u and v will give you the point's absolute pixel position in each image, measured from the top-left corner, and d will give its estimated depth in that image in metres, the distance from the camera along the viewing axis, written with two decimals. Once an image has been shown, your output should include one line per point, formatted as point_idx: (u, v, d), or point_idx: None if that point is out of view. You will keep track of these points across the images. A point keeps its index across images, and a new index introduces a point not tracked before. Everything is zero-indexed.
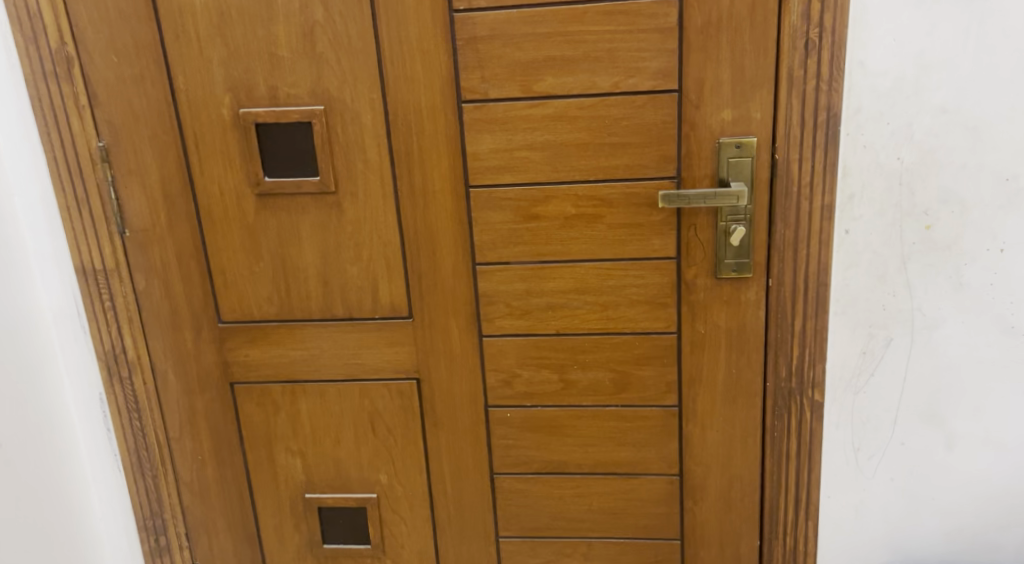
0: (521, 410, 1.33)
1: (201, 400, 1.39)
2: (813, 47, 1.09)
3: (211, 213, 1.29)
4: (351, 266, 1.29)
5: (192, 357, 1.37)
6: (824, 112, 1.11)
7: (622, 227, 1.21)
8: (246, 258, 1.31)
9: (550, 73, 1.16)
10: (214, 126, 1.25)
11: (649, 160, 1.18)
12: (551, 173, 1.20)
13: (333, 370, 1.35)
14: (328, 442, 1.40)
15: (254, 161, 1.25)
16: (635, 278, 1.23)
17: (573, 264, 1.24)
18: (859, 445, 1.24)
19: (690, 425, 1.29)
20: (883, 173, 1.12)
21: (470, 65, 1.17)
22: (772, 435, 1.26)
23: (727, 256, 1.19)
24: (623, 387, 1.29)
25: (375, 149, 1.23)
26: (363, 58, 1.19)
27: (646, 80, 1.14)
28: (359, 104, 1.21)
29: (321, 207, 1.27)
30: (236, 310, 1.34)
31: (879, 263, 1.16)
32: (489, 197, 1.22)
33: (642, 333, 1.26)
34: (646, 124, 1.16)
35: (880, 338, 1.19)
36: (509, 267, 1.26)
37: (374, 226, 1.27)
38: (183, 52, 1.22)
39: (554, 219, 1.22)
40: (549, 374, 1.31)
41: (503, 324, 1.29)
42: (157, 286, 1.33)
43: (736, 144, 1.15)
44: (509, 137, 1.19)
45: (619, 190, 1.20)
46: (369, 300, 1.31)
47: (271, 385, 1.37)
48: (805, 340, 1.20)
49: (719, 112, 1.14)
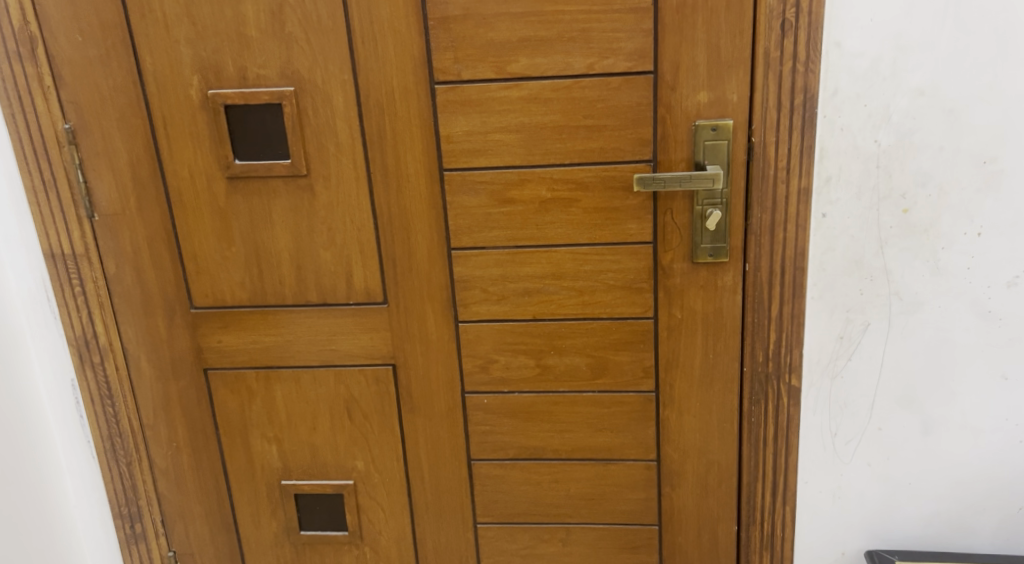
0: (497, 396, 1.33)
1: (175, 387, 1.38)
2: (789, 27, 1.05)
3: (181, 197, 1.27)
4: (324, 251, 1.28)
5: (165, 342, 1.36)
6: (801, 94, 1.07)
7: (597, 211, 1.19)
8: (218, 244, 1.29)
9: (524, 54, 1.13)
10: (183, 108, 1.22)
11: (625, 143, 1.15)
12: (527, 157, 1.18)
13: (309, 356, 1.35)
14: (304, 428, 1.39)
15: (224, 144, 1.23)
16: (611, 263, 1.22)
17: (549, 249, 1.23)
18: (836, 430, 1.23)
19: (667, 411, 1.28)
20: (861, 155, 1.09)
21: (442, 46, 1.14)
22: (749, 420, 1.26)
23: (704, 241, 1.17)
24: (600, 373, 1.28)
25: (348, 133, 1.20)
26: (333, 38, 1.16)
27: (622, 61, 1.11)
28: (330, 85, 1.18)
29: (293, 191, 1.25)
30: (208, 296, 1.33)
31: (856, 247, 1.14)
32: (463, 181, 1.21)
33: (618, 319, 1.25)
34: (622, 106, 1.13)
35: (856, 324, 1.17)
36: (484, 252, 1.24)
37: (348, 210, 1.25)
38: (150, 31, 1.19)
39: (529, 203, 1.21)
40: (526, 359, 1.30)
41: (479, 310, 1.28)
42: (129, 271, 1.32)
43: (712, 127, 1.12)
44: (483, 119, 1.17)
45: (595, 174, 1.17)
46: (343, 285, 1.30)
47: (245, 370, 1.37)
48: (781, 325, 1.19)
49: (696, 94, 1.11)
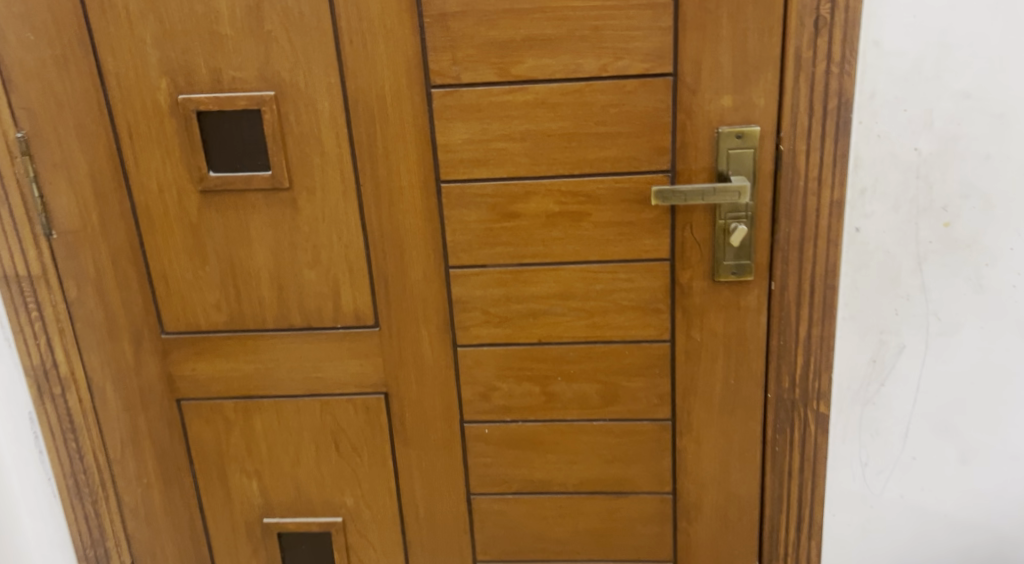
0: (499, 425, 1.22)
1: (144, 418, 1.26)
2: (823, 25, 0.95)
3: (149, 212, 1.16)
4: (308, 270, 1.17)
5: (133, 371, 1.24)
6: (835, 98, 0.98)
7: (609, 226, 1.09)
8: (190, 263, 1.18)
9: (529, 54, 1.02)
10: (149, 114, 1.10)
11: (641, 151, 1.05)
12: (532, 167, 1.08)
13: (293, 385, 1.24)
14: (287, 462, 1.28)
15: (196, 153, 1.11)
16: (624, 282, 1.12)
17: (556, 267, 1.12)
18: (867, 460, 1.14)
19: (684, 440, 1.19)
20: (899, 165, 1.00)
21: (439, 46, 1.03)
22: (773, 450, 1.17)
23: (727, 257, 1.07)
24: (611, 400, 1.18)
25: (334, 141, 1.09)
26: (317, 37, 1.05)
27: (638, 62, 1.01)
28: (314, 89, 1.07)
29: (274, 205, 1.13)
30: (180, 320, 1.21)
31: (891, 264, 1.05)
32: (462, 194, 1.10)
33: (632, 342, 1.15)
34: (637, 112, 1.03)
35: (890, 345, 1.08)
36: (485, 271, 1.14)
37: (334, 226, 1.14)
38: (112, 29, 1.07)
39: (534, 218, 1.10)
40: (530, 386, 1.19)
41: (479, 333, 1.17)
42: (91, 294, 1.19)
43: (737, 133, 1.02)
44: (484, 126, 1.06)
45: (607, 185, 1.07)
46: (330, 308, 1.18)
47: (223, 401, 1.26)
48: (810, 348, 1.10)
49: (719, 99, 1.01)
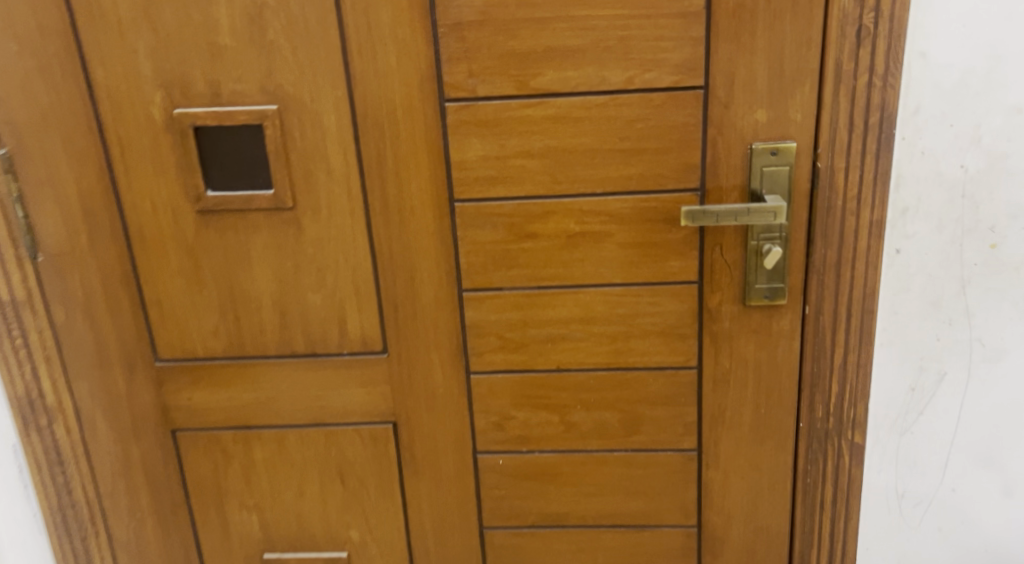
0: (514, 456, 1.15)
1: (137, 450, 1.19)
2: (866, 35, 0.89)
3: (142, 233, 1.09)
4: (312, 294, 1.10)
5: (124, 401, 1.16)
6: (878, 112, 0.92)
7: (634, 247, 1.03)
8: (186, 286, 1.11)
9: (550, 66, 0.96)
10: (142, 129, 1.03)
11: (669, 169, 0.99)
12: (552, 185, 1.01)
13: (296, 414, 1.17)
14: (290, 495, 1.21)
15: (193, 171, 1.04)
16: (648, 306, 1.05)
17: (577, 291, 1.06)
18: (904, 492, 1.09)
19: (710, 471, 1.12)
20: (944, 183, 0.94)
21: (454, 57, 0.97)
22: (804, 481, 1.11)
23: (759, 280, 1.02)
24: (633, 430, 1.12)
25: (341, 158, 1.03)
26: (323, 47, 0.98)
27: (666, 74, 0.95)
28: (320, 103, 1.00)
29: (276, 225, 1.06)
30: (175, 347, 1.14)
31: (933, 287, 0.99)
32: (477, 214, 1.03)
33: (656, 369, 1.09)
34: (664, 127, 0.97)
35: (931, 372, 1.03)
36: (500, 294, 1.07)
37: (340, 248, 1.07)
38: (102, 38, 1.00)
39: (554, 239, 1.04)
40: (548, 415, 1.13)
41: (494, 360, 1.11)
42: (80, 319, 1.11)
43: (772, 150, 0.96)
44: (501, 142, 1.00)
45: (631, 204, 1.01)
46: (336, 333, 1.12)
47: (221, 432, 1.19)
48: (845, 375, 1.04)
49: (753, 113, 0.95)
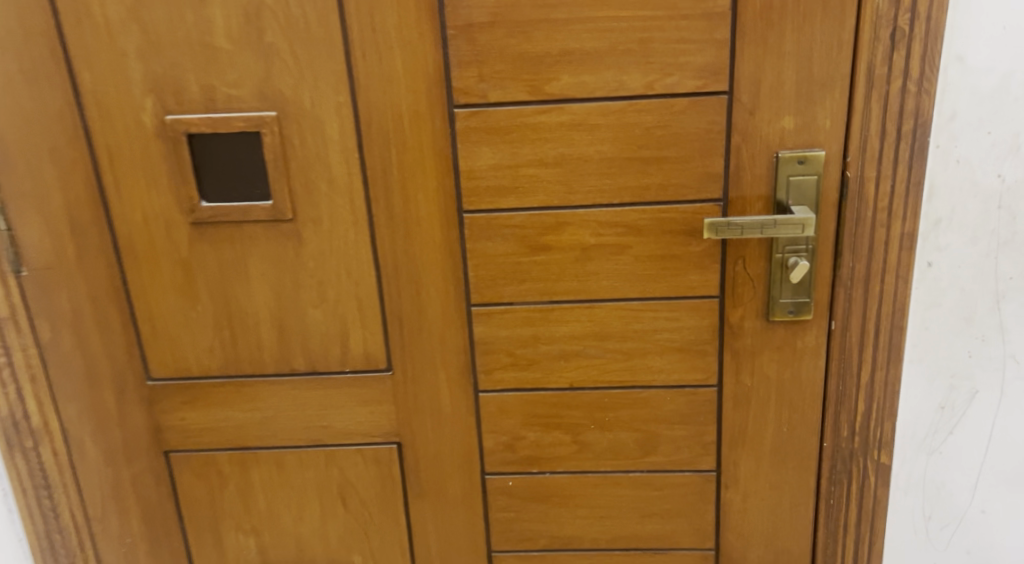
0: (524, 477, 1.10)
1: (128, 472, 1.13)
2: (901, 38, 0.85)
3: (132, 245, 1.03)
4: (313, 309, 1.04)
5: (115, 421, 1.11)
6: (911, 119, 0.88)
7: (652, 260, 0.98)
8: (179, 301, 1.05)
9: (566, 70, 0.91)
10: (133, 136, 0.97)
11: (690, 178, 0.94)
12: (566, 195, 0.96)
13: (295, 435, 1.11)
14: (288, 519, 1.16)
15: (186, 181, 0.98)
16: (667, 321, 1.01)
17: (592, 305, 1.01)
18: (931, 514, 1.04)
19: (730, 493, 1.08)
20: (979, 194, 0.90)
21: (464, 60, 0.92)
22: (827, 503, 1.06)
23: (784, 294, 0.97)
24: (650, 450, 1.07)
25: (344, 167, 0.97)
26: (325, 50, 0.92)
27: (689, 79, 0.90)
28: (322, 109, 0.95)
29: (275, 238, 1.01)
30: (168, 365, 1.08)
31: (966, 302, 0.94)
32: (487, 225, 0.98)
33: (674, 387, 1.04)
34: (686, 134, 0.92)
35: (962, 391, 0.98)
36: (511, 309, 1.02)
37: (343, 261, 1.01)
38: (89, 41, 0.94)
39: (568, 251, 0.99)
40: (560, 435, 1.08)
41: (504, 378, 1.06)
42: (68, 336, 1.06)
43: (799, 159, 0.91)
44: (513, 150, 0.95)
45: (650, 215, 0.96)
46: (337, 350, 1.06)
47: (216, 453, 1.13)
48: (872, 393, 1.00)
49: (779, 120, 0.90)
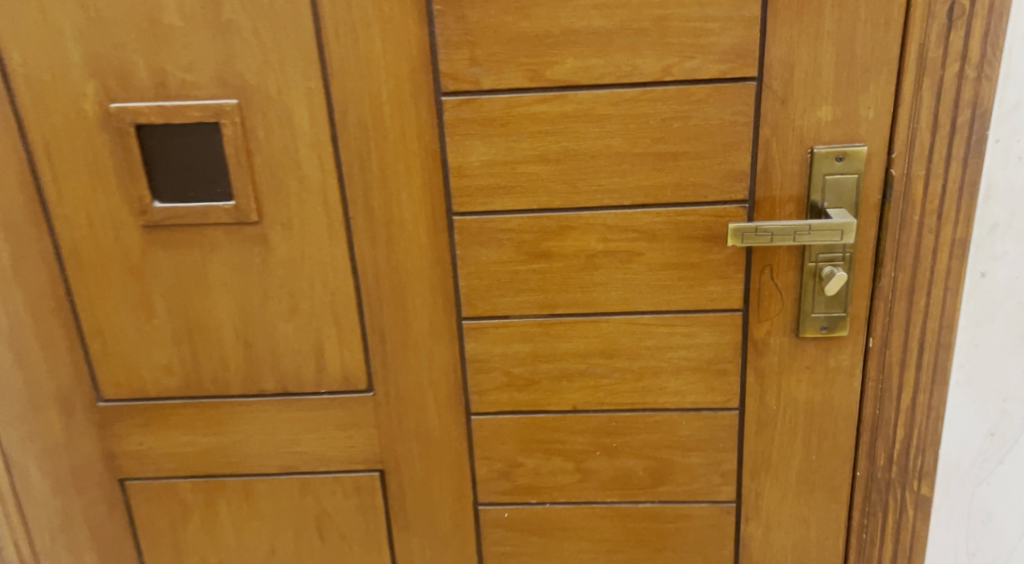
0: (522, 508, 0.99)
1: (79, 503, 1.01)
2: (959, 15, 0.75)
3: (77, 252, 0.90)
4: (283, 323, 0.92)
5: (63, 446, 0.99)
6: (968, 110, 0.77)
7: (667, 268, 0.86)
8: (132, 314, 0.93)
9: (570, 52, 0.79)
10: (73, 127, 0.85)
11: (712, 176, 0.82)
12: (571, 195, 0.84)
13: (265, 462, 0.99)
14: (259, 553, 1.04)
15: (136, 178, 0.86)
16: (682, 337, 0.89)
17: (598, 319, 0.89)
18: (976, 553, 0.92)
19: (751, 526, 0.97)
20: None
21: (453, 40, 0.80)
22: (860, 537, 0.95)
23: (816, 308, 0.86)
24: (662, 478, 0.96)
25: (316, 163, 0.85)
26: (292, 29, 0.80)
27: (711, 63, 0.79)
28: (290, 97, 0.83)
29: (239, 243, 0.89)
30: (121, 385, 0.96)
31: None
32: (480, 229, 0.86)
33: (690, 410, 0.92)
34: (707, 126, 0.81)
35: (1016, 417, 0.85)
36: (507, 323, 0.90)
37: (316, 269, 0.89)
38: (20, 18, 0.82)
39: (572, 258, 0.87)
40: (562, 462, 0.97)
41: (499, 400, 0.94)
42: (7, 353, 0.94)
43: (837, 155, 0.80)
44: (510, 144, 0.83)
45: (665, 218, 0.84)
46: (312, 368, 0.94)
47: (178, 481, 1.01)
48: (913, 418, 0.89)
49: (815, 110, 0.79)
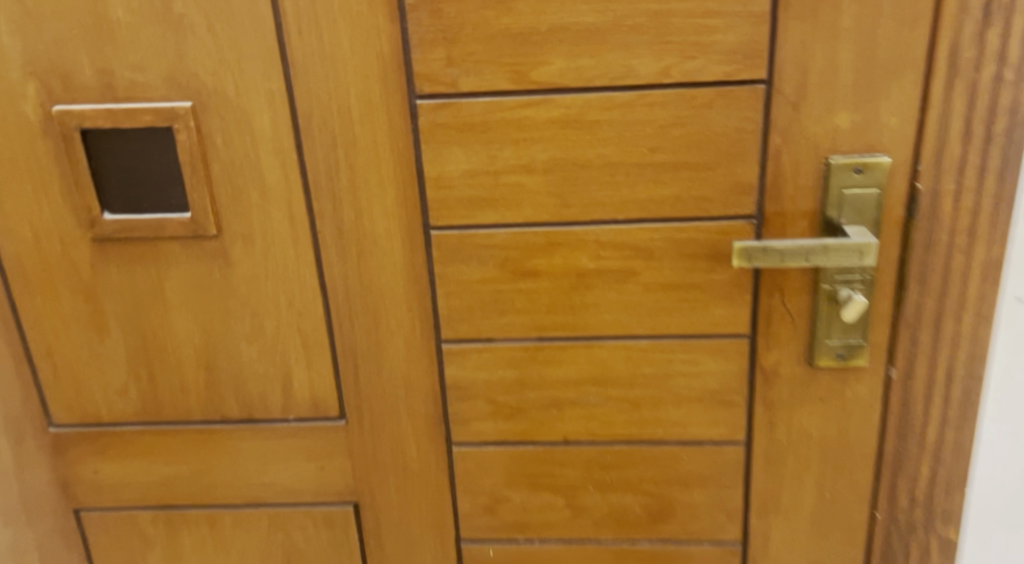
0: (508, 547, 0.91)
1: (31, 534, 0.94)
2: (997, 10, 0.66)
3: (23, 267, 0.83)
4: (247, 345, 0.85)
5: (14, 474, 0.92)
6: (1006, 117, 0.69)
7: (666, 290, 0.78)
8: (84, 334, 0.85)
9: (558, 51, 0.71)
10: (14, 131, 0.77)
11: (716, 189, 0.74)
12: (560, 209, 0.76)
13: (231, 493, 0.92)
14: None
15: (84, 188, 0.78)
16: (683, 364, 0.81)
17: (591, 344, 0.81)
18: None
19: None
20: None
21: (428, 37, 0.72)
22: None
23: (832, 335, 0.78)
24: (661, 517, 0.88)
25: (280, 172, 0.77)
26: (250, 24, 0.72)
27: (715, 63, 0.70)
28: (250, 99, 0.75)
29: (197, 259, 0.81)
30: (74, 410, 0.89)
31: None
32: (461, 246, 0.79)
33: (691, 443, 0.84)
34: (711, 133, 0.72)
35: None
36: (491, 348, 0.82)
37: (282, 287, 0.82)
38: None
39: (562, 278, 0.79)
40: (552, 497, 0.88)
41: (483, 430, 0.86)
42: None
43: (856, 167, 0.72)
44: (493, 152, 0.75)
45: (664, 234, 0.76)
46: (279, 394, 0.87)
47: (137, 512, 0.93)
48: (938, 455, 0.80)
49: (831, 117, 0.71)
